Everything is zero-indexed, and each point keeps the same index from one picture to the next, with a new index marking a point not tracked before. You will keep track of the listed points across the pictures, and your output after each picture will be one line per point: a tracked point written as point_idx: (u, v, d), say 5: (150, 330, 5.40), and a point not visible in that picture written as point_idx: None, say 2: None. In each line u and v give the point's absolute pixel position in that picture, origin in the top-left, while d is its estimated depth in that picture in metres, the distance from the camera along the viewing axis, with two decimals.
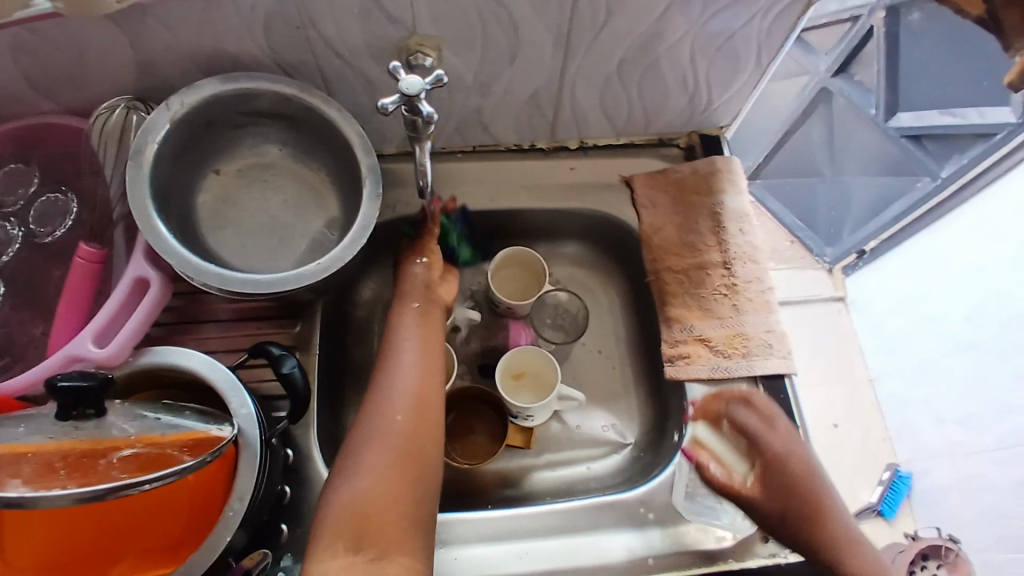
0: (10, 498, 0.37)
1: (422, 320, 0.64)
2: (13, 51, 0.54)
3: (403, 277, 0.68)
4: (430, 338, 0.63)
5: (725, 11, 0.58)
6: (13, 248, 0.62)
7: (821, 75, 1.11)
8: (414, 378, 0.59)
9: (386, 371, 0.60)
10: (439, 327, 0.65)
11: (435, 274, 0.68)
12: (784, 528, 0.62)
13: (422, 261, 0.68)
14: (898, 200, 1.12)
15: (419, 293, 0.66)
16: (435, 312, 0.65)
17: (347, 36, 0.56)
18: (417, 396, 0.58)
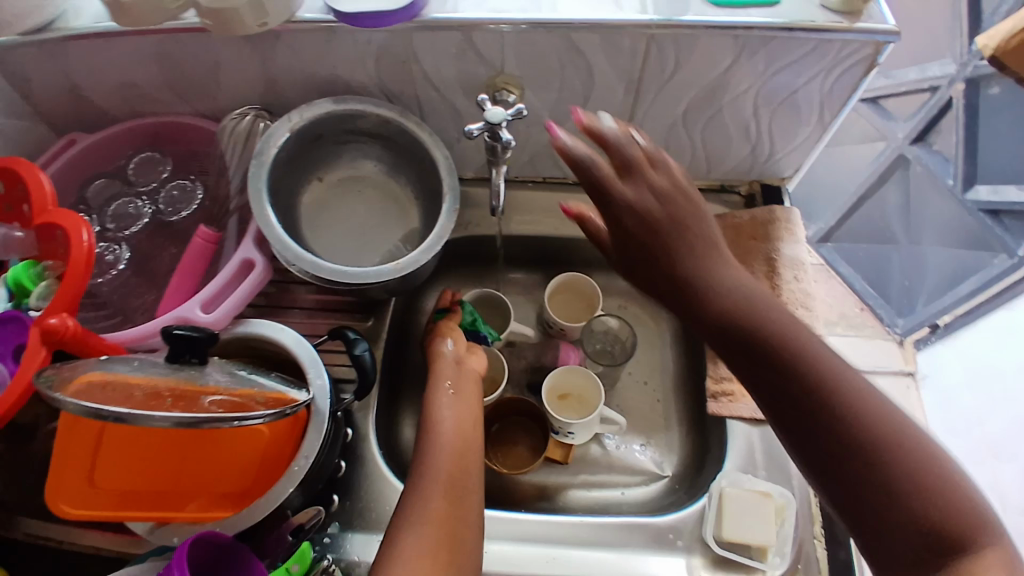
0: (116, 414, 0.43)
1: (457, 394, 0.67)
2: (170, 60, 0.65)
3: (433, 364, 0.71)
4: (467, 408, 0.66)
5: (788, 69, 0.63)
6: (139, 223, 0.72)
7: (899, 143, 1.14)
8: (454, 447, 0.61)
9: (430, 432, 0.62)
10: (475, 401, 0.67)
11: (462, 351, 0.72)
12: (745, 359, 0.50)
13: (448, 340, 0.73)
14: (974, 275, 1.08)
15: (451, 373, 0.69)
16: (468, 388, 0.68)
17: (443, 71, 0.65)
18: (456, 463, 0.60)
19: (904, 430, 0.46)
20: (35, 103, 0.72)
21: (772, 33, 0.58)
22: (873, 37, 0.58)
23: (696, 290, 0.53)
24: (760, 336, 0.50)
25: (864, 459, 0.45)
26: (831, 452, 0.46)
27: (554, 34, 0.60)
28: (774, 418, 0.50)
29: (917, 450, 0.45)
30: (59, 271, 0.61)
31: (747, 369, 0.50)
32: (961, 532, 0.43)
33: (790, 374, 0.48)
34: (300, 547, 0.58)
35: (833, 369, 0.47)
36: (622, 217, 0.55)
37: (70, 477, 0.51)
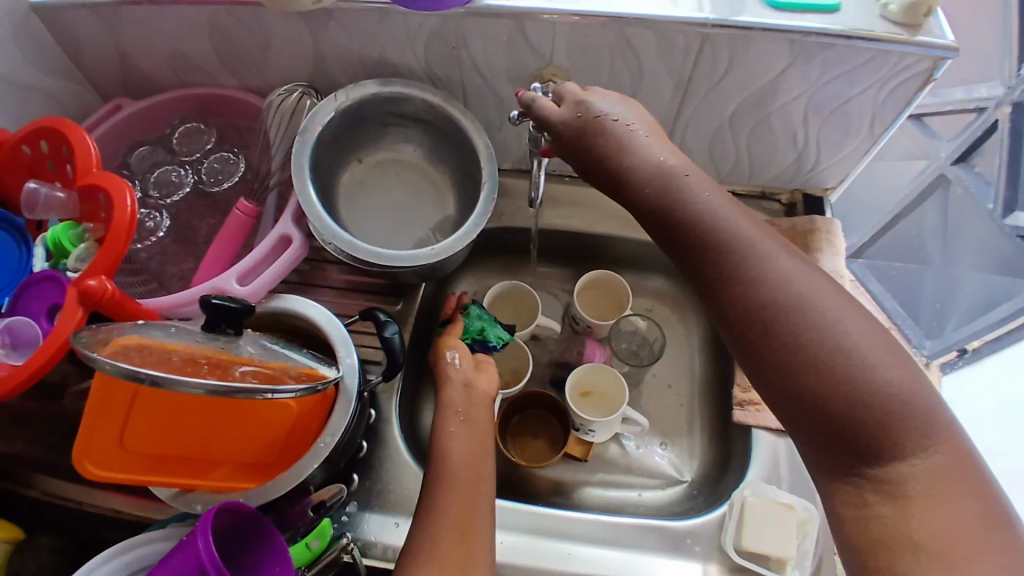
0: (152, 377, 0.43)
1: (466, 409, 0.65)
2: (222, 32, 0.65)
3: (442, 394, 0.67)
4: (476, 425, 0.64)
5: (842, 78, 0.62)
6: (181, 192, 0.73)
7: (941, 162, 1.12)
8: (464, 466, 0.59)
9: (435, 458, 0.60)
10: (484, 423, 0.65)
11: (470, 368, 0.69)
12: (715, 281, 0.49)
13: (455, 355, 0.70)
14: (1007, 302, 1.06)
15: (460, 402, 0.65)
16: (480, 415, 0.65)
17: (492, 59, 0.65)
18: (468, 481, 0.58)
19: (850, 328, 0.44)
20: (84, 68, 0.73)
21: (828, 40, 0.57)
22: (930, 52, 0.57)
23: (674, 215, 0.51)
24: (724, 258, 0.49)
25: (800, 357, 0.44)
26: (770, 349, 0.46)
27: (608, 28, 0.59)
28: (728, 320, 0.49)
29: (863, 351, 0.43)
30: (99, 235, 0.62)
31: (714, 294, 0.50)
32: (895, 436, 0.41)
33: (741, 272, 0.48)
34: (320, 523, 0.58)
35: (798, 293, 0.46)
36: (558, 132, 0.56)
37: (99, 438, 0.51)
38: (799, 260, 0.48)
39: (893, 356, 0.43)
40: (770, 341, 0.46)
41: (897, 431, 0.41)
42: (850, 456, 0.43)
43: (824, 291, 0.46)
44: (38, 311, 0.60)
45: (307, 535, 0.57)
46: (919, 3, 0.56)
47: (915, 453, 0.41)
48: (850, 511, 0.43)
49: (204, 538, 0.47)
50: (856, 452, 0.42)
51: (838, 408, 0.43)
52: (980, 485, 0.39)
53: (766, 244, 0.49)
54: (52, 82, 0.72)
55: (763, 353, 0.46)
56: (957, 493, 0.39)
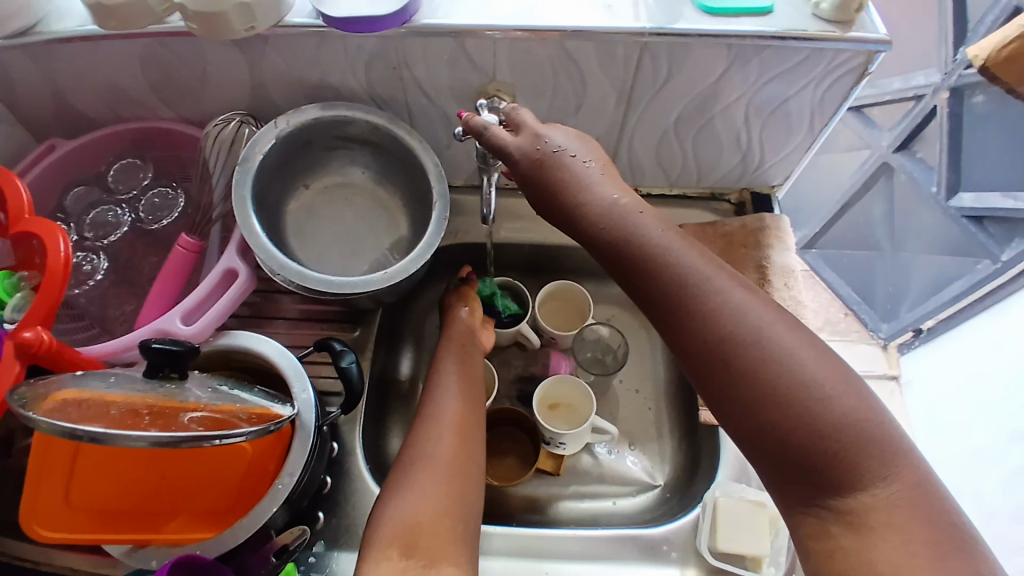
0: (92, 433, 0.41)
1: (460, 359, 0.69)
2: (153, 65, 0.63)
3: (447, 324, 0.73)
4: (471, 374, 0.68)
5: (779, 78, 0.63)
6: (119, 231, 0.70)
7: (882, 151, 1.17)
8: (456, 411, 0.64)
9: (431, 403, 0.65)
10: (478, 366, 0.70)
11: (475, 320, 0.74)
12: (669, 317, 0.48)
13: (465, 308, 0.74)
14: (958, 281, 1.06)
15: (462, 338, 0.72)
16: (476, 367, 0.70)
17: (435, 78, 0.64)
18: (460, 427, 0.62)
19: (805, 360, 0.44)
20: (14, 108, 0.70)
21: (764, 42, 0.58)
22: (864, 47, 0.58)
23: (626, 249, 0.50)
24: (676, 294, 0.48)
25: (758, 391, 0.44)
26: (730, 383, 0.45)
27: (548, 43, 0.59)
28: (685, 354, 0.48)
29: (821, 383, 0.43)
30: (35, 281, 0.59)
31: (669, 329, 0.49)
32: (854, 467, 0.41)
33: (692, 306, 0.47)
34: (285, 569, 0.55)
35: (751, 325, 0.45)
36: (515, 162, 0.55)
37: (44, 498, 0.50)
38: (749, 290, 0.48)
39: (849, 388, 0.43)
40: (729, 377, 0.45)
41: (857, 462, 0.41)
42: (813, 487, 0.43)
43: (780, 322, 0.45)
44: None
45: None
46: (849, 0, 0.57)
47: (874, 483, 0.41)
48: (815, 543, 0.43)
49: None
50: (818, 482, 0.43)
51: (799, 441, 0.43)
52: (938, 512, 0.40)
53: (713, 273, 0.48)
54: None
55: (724, 387, 0.46)
56: (917, 522, 0.39)
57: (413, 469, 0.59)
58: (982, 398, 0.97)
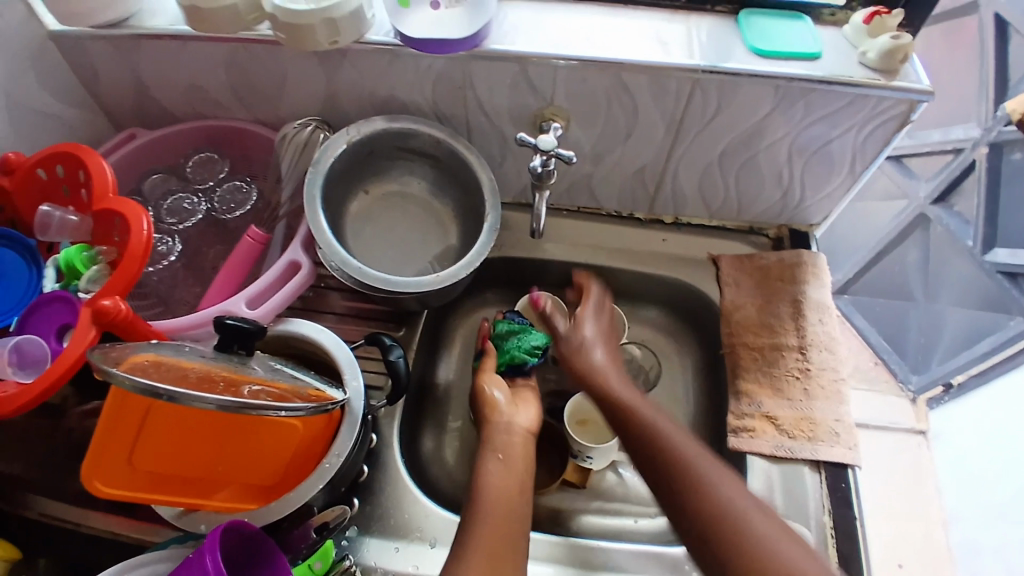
0: (171, 392, 0.44)
1: (502, 456, 0.64)
2: (236, 68, 0.69)
3: (484, 429, 0.68)
4: (512, 467, 0.63)
5: (823, 121, 0.66)
6: (193, 219, 0.74)
7: (920, 202, 1.28)
8: (499, 501, 0.59)
9: (475, 497, 0.60)
10: (524, 466, 0.64)
11: (509, 412, 0.69)
12: (669, 487, 0.56)
13: (495, 392, 0.71)
14: (989, 336, 1.24)
15: (500, 441, 0.66)
16: (518, 456, 0.64)
17: (495, 99, 0.68)
18: (501, 520, 0.57)
19: (782, 542, 0.50)
20: (100, 96, 0.77)
21: (811, 85, 0.62)
22: (908, 96, 0.61)
23: (638, 435, 0.61)
24: (673, 468, 0.57)
25: (739, 560, 0.50)
26: (715, 560, 0.51)
27: (605, 72, 0.63)
28: (679, 529, 0.55)
29: (795, 563, 0.48)
30: (112, 257, 0.64)
31: (667, 497, 0.56)
32: None
33: (685, 492, 0.55)
34: (324, 545, 0.58)
35: (732, 503, 0.53)
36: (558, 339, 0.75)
37: (108, 456, 0.50)
38: (738, 484, 0.55)
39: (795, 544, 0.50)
40: (707, 542, 0.52)
41: None
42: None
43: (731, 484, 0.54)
44: (48, 332, 0.61)
45: (309, 557, 0.57)
46: (895, 50, 0.60)
47: None
48: None
49: (212, 556, 0.47)
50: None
51: None
52: None
53: (713, 463, 0.56)
54: (67, 110, 0.74)
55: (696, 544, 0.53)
56: None
57: (459, 554, 0.54)
58: None
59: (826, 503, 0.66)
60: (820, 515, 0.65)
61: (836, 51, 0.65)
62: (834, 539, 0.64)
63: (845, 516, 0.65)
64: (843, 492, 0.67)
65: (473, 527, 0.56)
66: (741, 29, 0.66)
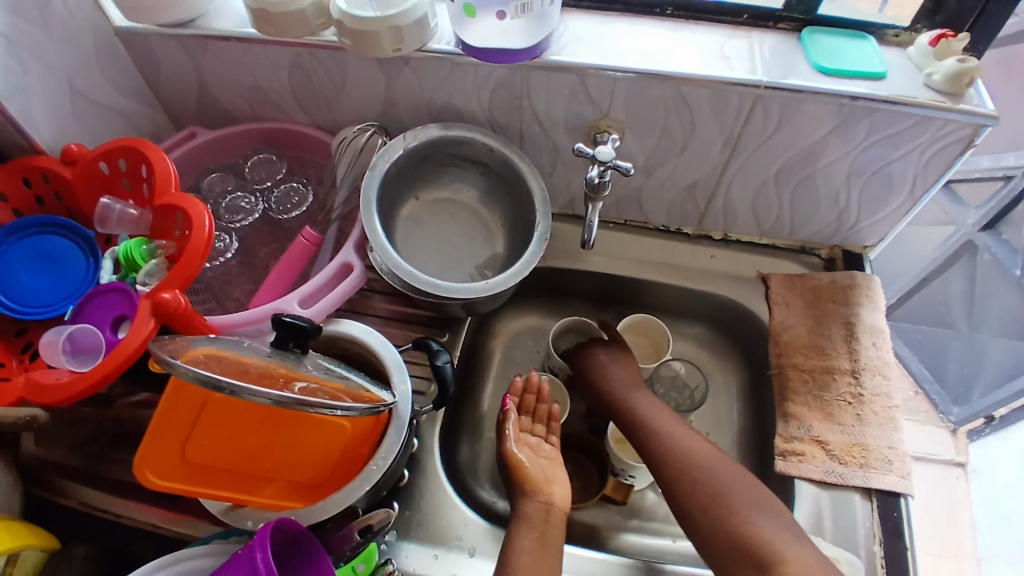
0: (230, 386, 0.44)
1: (535, 534, 0.63)
2: (297, 70, 0.70)
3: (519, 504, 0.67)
4: (546, 545, 0.62)
5: (886, 142, 0.65)
6: (249, 217, 0.75)
7: (968, 228, 1.27)
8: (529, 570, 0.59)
9: (505, 561, 0.60)
10: (558, 548, 0.63)
11: (545, 488, 0.68)
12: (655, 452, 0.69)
13: (523, 455, 0.72)
14: None
15: (537, 518, 0.65)
16: (554, 539, 0.63)
17: (553, 110, 0.69)
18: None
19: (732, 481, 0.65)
20: (161, 93, 0.78)
21: (875, 104, 0.61)
22: (972, 120, 0.60)
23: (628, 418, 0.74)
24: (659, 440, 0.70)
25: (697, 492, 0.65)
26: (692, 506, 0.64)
27: (666, 85, 0.63)
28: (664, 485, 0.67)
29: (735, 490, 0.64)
30: (170, 252, 0.64)
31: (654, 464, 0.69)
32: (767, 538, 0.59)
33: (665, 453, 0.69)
34: (367, 547, 0.58)
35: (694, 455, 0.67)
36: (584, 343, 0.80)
37: (164, 445, 0.50)
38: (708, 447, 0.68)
39: (754, 506, 0.62)
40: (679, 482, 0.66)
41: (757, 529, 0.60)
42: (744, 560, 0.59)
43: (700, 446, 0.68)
44: (102, 321, 0.62)
45: (353, 560, 0.57)
46: (963, 73, 0.60)
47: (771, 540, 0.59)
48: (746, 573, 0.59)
49: (262, 551, 0.47)
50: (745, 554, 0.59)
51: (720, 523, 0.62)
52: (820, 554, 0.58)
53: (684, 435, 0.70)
54: (128, 104, 0.76)
55: (677, 502, 0.66)
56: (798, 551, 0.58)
57: None
58: None
59: (877, 532, 0.64)
60: (869, 543, 0.64)
61: (900, 71, 0.64)
62: (885, 569, 0.62)
63: (894, 547, 0.63)
64: (893, 522, 0.65)
65: None
66: (804, 46, 0.65)
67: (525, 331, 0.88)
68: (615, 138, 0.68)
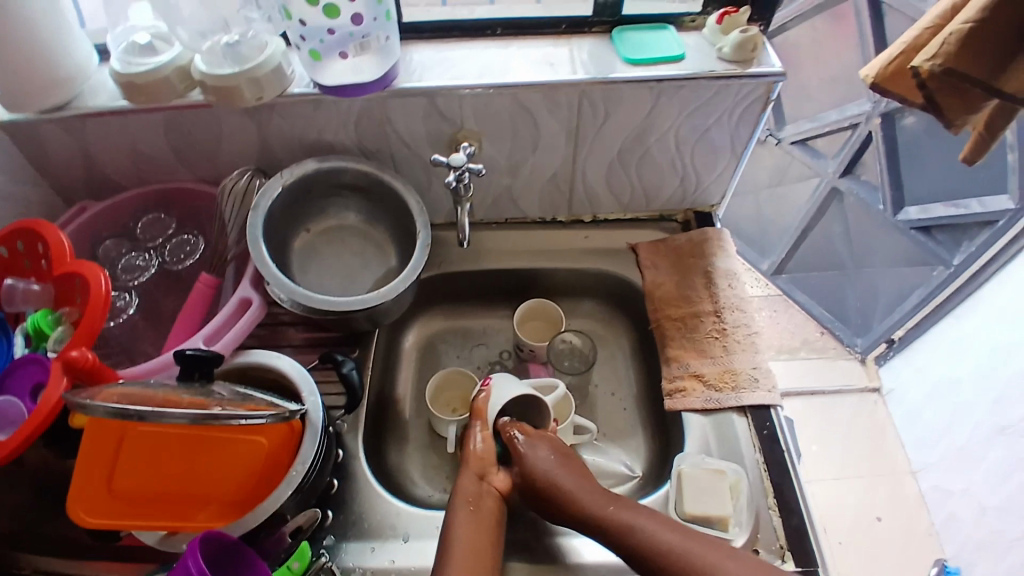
0: (142, 412, 0.51)
1: (471, 514, 0.66)
2: (174, 131, 0.76)
3: (457, 479, 0.71)
4: (483, 516, 0.66)
5: (699, 111, 0.75)
6: (146, 273, 0.81)
7: (830, 177, 1.44)
8: (467, 535, 0.64)
9: (443, 545, 0.64)
10: (493, 517, 0.67)
11: (482, 468, 0.71)
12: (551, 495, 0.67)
13: (480, 430, 0.75)
14: (917, 291, 1.36)
15: (471, 492, 0.69)
16: (488, 510, 0.67)
17: (413, 130, 0.77)
18: (472, 548, 0.63)
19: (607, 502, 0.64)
20: (48, 175, 0.83)
21: (680, 82, 0.71)
22: (764, 78, 0.71)
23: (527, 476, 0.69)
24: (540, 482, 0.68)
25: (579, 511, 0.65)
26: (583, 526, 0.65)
27: (503, 93, 0.72)
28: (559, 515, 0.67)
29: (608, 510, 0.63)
30: (73, 317, 0.68)
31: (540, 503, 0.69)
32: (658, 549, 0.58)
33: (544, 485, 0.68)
34: (299, 546, 0.63)
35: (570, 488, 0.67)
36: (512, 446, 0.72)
37: (87, 490, 0.55)
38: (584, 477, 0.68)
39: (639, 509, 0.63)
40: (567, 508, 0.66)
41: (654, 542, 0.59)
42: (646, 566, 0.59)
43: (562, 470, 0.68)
44: (21, 391, 0.65)
45: (287, 560, 0.62)
46: (746, 41, 0.70)
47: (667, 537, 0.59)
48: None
49: (195, 559, 0.52)
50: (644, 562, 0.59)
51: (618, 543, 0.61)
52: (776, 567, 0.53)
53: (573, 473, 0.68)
54: (18, 190, 0.80)
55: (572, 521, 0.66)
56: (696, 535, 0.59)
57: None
58: (978, 399, 1.19)
59: (756, 443, 0.73)
60: (752, 453, 0.73)
61: (697, 50, 0.74)
62: (767, 472, 0.71)
63: (773, 450, 0.72)
64: (769, 431, 0.74)
65: (447, 548, 0.63)
66: (616, 45, 0.75)
67: (436, 335, 0.95)
68: (473, 146, 0.76)
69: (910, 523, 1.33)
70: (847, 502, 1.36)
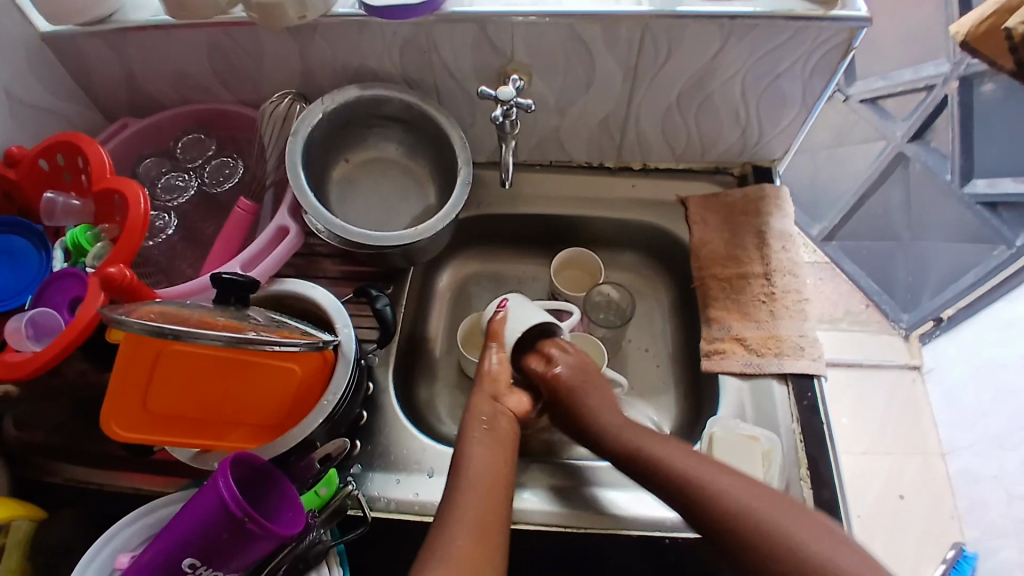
0: (174, 330, 0.50)
1: (487, 439, 0.67)
2: (217, 50, 0.73)
3: (471, 401, 0.72)
4: (499, 440, 0.67)
5: (769, 56, 0.70)
6: (186, 194, 0.80)
7: (898, 141, 1.35)
8: (484, 457, 0.65)
9: (457, 465, 0.64)
10: (508, 442, 0.68)
11: (497, 394, 0.72)
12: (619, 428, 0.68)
13: (494, 352, 0.75)
14: (971, 272, 1.32)
15: (486, 416, 0.70)
16: (503, 435, 0.68)
17: (460, 61, 0.73)
18: (487, 471, 0.63)
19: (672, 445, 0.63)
20: (91, 91, 0.81)
21: (752, 21, 0.65)
22: (846, 23, 0.65)
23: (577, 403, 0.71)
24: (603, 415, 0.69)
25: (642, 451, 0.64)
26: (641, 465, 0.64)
27: (560, 24, 0.67)
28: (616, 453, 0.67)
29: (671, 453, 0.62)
30: (114, 234, 0.69)
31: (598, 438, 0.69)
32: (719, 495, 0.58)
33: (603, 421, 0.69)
34: (327, 472, 0.64)
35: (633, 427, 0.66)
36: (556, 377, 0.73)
37: (122, 402, 0.56)
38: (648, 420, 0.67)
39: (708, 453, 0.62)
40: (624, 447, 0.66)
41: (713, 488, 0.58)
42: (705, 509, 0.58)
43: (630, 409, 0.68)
44: (60, 304, 0.65)
45: (314, 485, 0.63)
46: None
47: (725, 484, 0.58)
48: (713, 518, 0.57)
49: (224, 479, 0.52)
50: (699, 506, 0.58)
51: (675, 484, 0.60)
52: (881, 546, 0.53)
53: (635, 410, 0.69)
54: (62, 103, 0.79)
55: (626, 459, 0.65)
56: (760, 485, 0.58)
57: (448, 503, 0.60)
58: None
59: (794, 412, 0.71)
60: (789, 421, 0.70)
61: None
62: (803, 441, 0.69)
63: (811, 420, 0.70)
64: (810, 401, 0.71)
65: (461, 468, 0.63)
66: None
67: (471, 277, 0.93)
68: (523, 80, 0.72)
69: (934, 503, 1.31)
70: (873, 477, 1.33)
